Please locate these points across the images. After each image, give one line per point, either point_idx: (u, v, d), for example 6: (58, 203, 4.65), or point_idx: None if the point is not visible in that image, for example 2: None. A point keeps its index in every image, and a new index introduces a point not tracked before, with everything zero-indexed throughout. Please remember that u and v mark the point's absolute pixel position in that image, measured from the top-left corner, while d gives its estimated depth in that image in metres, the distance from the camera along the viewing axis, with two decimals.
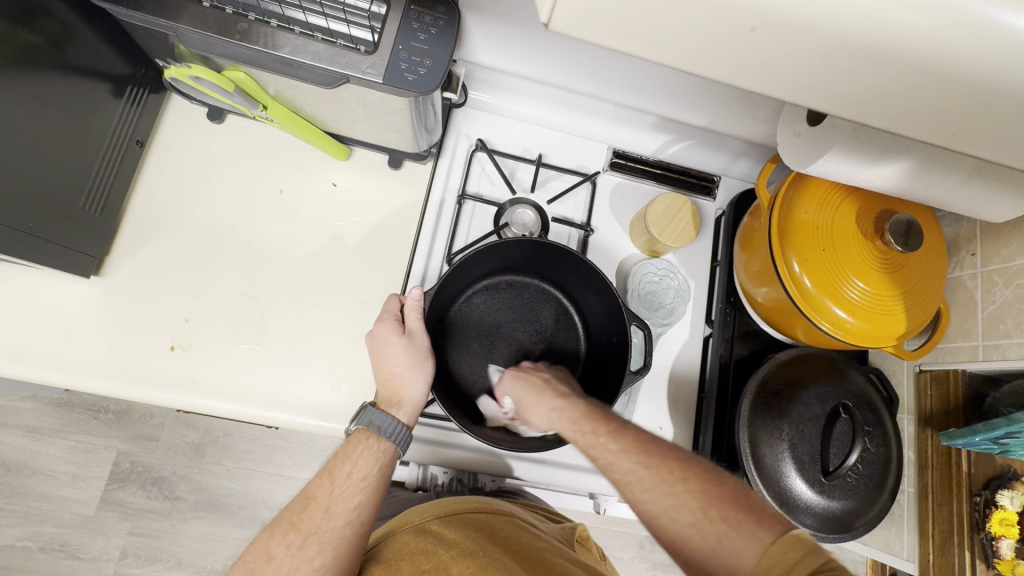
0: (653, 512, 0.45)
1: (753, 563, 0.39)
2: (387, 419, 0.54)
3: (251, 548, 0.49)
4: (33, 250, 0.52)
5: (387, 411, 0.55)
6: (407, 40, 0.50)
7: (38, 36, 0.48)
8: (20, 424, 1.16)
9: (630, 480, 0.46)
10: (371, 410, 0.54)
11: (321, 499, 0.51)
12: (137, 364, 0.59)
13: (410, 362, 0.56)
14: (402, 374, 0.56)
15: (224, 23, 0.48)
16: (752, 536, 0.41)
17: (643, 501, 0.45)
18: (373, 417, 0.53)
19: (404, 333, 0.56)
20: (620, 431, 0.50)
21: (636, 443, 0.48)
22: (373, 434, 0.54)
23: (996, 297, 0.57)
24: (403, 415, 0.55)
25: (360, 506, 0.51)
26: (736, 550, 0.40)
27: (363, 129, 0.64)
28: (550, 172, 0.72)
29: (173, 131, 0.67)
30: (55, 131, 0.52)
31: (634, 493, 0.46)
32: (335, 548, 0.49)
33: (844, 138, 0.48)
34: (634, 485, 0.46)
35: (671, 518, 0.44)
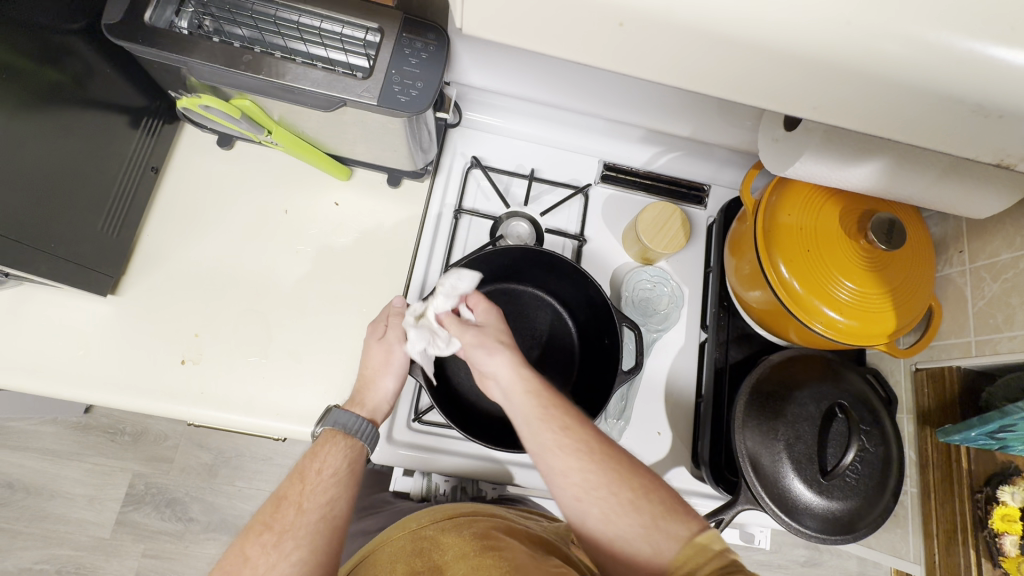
0: (591, 486, 0.48)
1: (676, 548, 0.44)
2: (357, 418, 0.56)
3: (225, 556, 0.47)
4: (54, 270, 0.56)
5: (351, 409, 0.58)
6: (400, 65, 0.53)
7: (62, 74, 0.52)
8: (40, 448, 1.19)
9: (578, 455, 0.49)
10: (338, 411, 0.56)
11: (292, 497, 0.50)
12: (149, 377, 0.62)
13: (380, 364, 0.60)
14: (371, 375, 0.60)
15: (231, 55, 0.52)
16: (672, 530, 0.45)
17: (585, 475, 0.48)
18: (338, 417, 0.56)
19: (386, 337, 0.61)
20: (565, 409, 0.52)
21: (586, 422, 0.52)
22: (341, 434, 0.56)
23: (985, 293, 0.57)
24: (367, 412, 0.58)
25: (333, 501, 0.51)
26: (668, 533, 0.45)
27: (362, 151, 0.68)
28: (543, 186, 0.75)
29: (185, 157, 0.71)
30: (77, 159, 0.56)
31: (576, 469, 0.48)
32: (312, 543, 0.47)
33: (817, 141, 0.50)
34: (583, 460, 0.49)
35: (592, 492, 0.47)
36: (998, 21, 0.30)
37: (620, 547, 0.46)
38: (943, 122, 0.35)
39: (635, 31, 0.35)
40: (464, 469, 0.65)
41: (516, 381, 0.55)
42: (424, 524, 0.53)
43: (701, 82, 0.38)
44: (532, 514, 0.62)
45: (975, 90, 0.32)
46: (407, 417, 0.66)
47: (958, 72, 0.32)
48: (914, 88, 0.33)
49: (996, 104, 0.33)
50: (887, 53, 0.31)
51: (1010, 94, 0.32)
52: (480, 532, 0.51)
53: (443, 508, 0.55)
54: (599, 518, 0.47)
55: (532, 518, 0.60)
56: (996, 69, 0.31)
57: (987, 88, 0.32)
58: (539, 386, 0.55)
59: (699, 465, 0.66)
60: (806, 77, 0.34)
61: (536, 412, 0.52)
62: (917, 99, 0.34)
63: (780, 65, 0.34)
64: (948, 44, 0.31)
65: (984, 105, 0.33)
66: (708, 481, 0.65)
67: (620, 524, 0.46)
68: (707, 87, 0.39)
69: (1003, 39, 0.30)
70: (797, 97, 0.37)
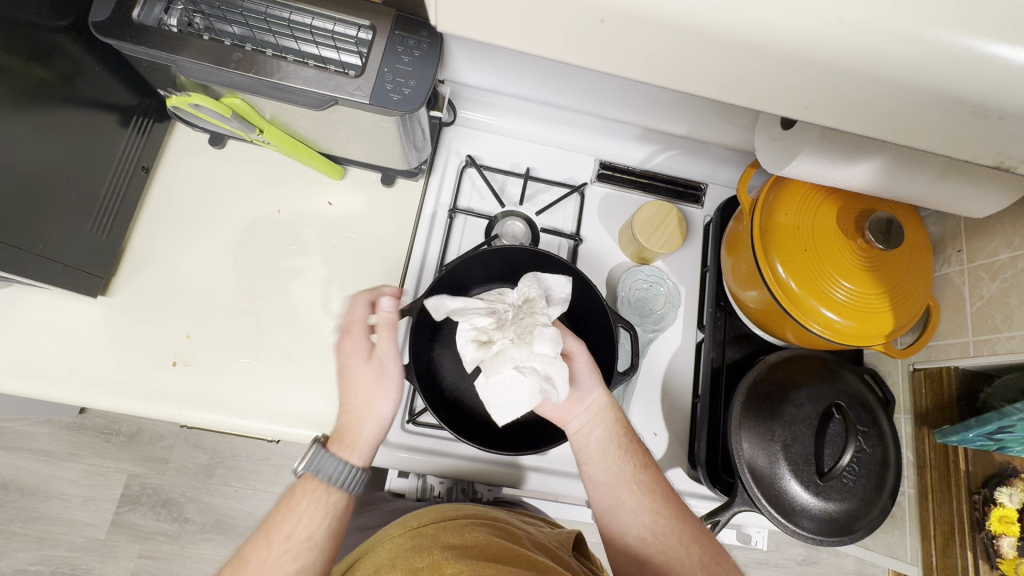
0: (656, 528, 0.53)
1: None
2: (341, 467, 0.53)
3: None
4: (43, 271, 0.55)
5: (340, 453, 0.54)
6: (392, 63, 0.52)
7: (50, 72, 0.51)
8: (35, 449, 1.18)
9: (653, 496, 0.54)
10: (321, 452, 0.54)
11: (258, 562, 0.49)
12: (140, 379, 0.61)
13: (371, 391, 0.56)
14: (359, 407, 0.56)
15: (221, 54, 0.51)
16: None
17: (656, 517, 0.53)
18: (322, 464, 0.53)
19: (372, 357, 0.57)
20: (639, 452, 0.57)
21: (656, 468, 0.57)
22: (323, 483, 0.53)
23: (983, 293, 0.57)
24: (357, 458, 0.55)
25: (300, 569, 0.50)
26: None
27: (355, 150, 0.67)
28: (539, 185, 0.74)
29: (176, 156, 0.71)
30: (66, 159, 0.55)
31: (648, 508, 0.53)
32: None
33: (813, 139, 0.49)
34: (658, 502, 0.54)
35: (654, 534, 0.52)
36: (999, 18, 0.29)
37: None
38: (943, 122, 0.35)
39: (608, 26, 0.34)
40: (459, 470, 0.64)
41: (602, 418, 0.57)
42: (423, 523, 0.52)
43: (698, 80, 0.38)
44: (529, 518, 0.62)
45: (975, 89, 0.32)
46: (401, 419, 0.65)
47: (957, 71, 0.31)
48: (913, 88, 0.32)
49: (996, 103, 0.32)
50: (885, 52, 0.31)
51: (1010, 94, 0.32)
52: (480, 536, 0.50)
53: (442, 509, 0.55)
54: (660, 561, 0.51)
55: (528, 522, 0.60)
56: (997, 67, 0.31)
57: (987, 86, 0.31)
58: (622, 423, 0.57)
59: (696, 466, 0.65)
60: (802, 75, 0.34)
61: (614, 442, 0.56)
62: (916, 99, 0.33)
63: (776, 64, 0.33)
64: (948, 42, 0.30)
65: (985, 103, 0.32)
66: (704, 482, 0.65)
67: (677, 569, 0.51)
68: (702, 85, 0.38)
69: (1004, 36, 0.29)
70: (793, 96, 0.36)
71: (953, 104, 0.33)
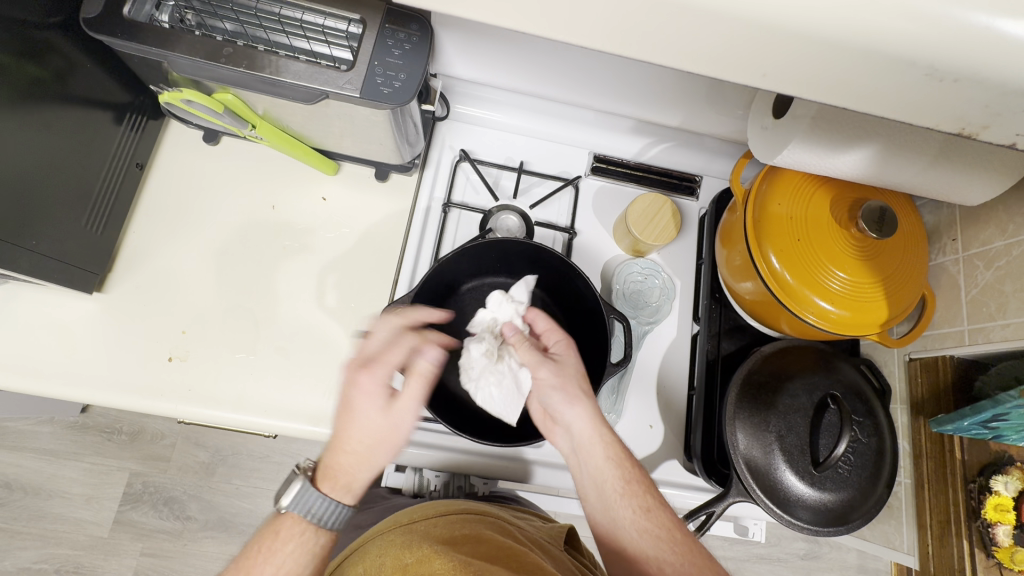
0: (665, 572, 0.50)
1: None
2: (330, 509, 0.49)
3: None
4: (38, 268, 0.55)
5: (331, 492, 0.50)
6: (382, 56, 0.52)
7: (44, 70, 0.52)
8: (37, 448, 1.19)
9: (663, 544, 0.51)
10: (311, 494, 0.48)
11: None
12: (137, 374, 0.61)
13: (381, 440, 0.50)
14: (364, 449, 0.50)
15: (211, 48, 0.51)
16: None
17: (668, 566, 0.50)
18: (312, 503, 0.48)
19: (388, 407, 0.50)
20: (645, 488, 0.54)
21: (661, 503, 0.54)
22: (311, 525, 0.49)
23: (979, 281, 0.56)
24: (350, 497, 0.50)
25: None
26: None
27: (349, 145, 0.67)
28: (533, 179, 0.74)
29: (171, 154, 0.71)
30: (59, 155, 0.55)
31: (655, 557, 0.50)
32: None
33: (804, 128, 0.49)
34: (668, 551, 0.50)
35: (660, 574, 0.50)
36: None
37: None
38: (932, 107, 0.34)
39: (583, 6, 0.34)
40: (454, 464, 0.64)
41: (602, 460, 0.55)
42: (414, 519, 0.52)
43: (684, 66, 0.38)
44: (524, 513, 0.62)
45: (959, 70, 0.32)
46: None
47: None
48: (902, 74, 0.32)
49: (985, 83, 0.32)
50: None
51: None
52: (469, 535, 0.50)
53: (434, 505, 0.55)
54: None
55: (522, 518, 0.59)
56: None
57: None
58: (622, 461, 0.55)
59: (691, 458, 0.65)
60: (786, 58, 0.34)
61: (612, 476, 0.54)
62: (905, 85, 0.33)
63: (760, 57, 0.33)
64: None
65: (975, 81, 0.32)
66: (700, 474, 0.65)
67: None
68: None
69: None
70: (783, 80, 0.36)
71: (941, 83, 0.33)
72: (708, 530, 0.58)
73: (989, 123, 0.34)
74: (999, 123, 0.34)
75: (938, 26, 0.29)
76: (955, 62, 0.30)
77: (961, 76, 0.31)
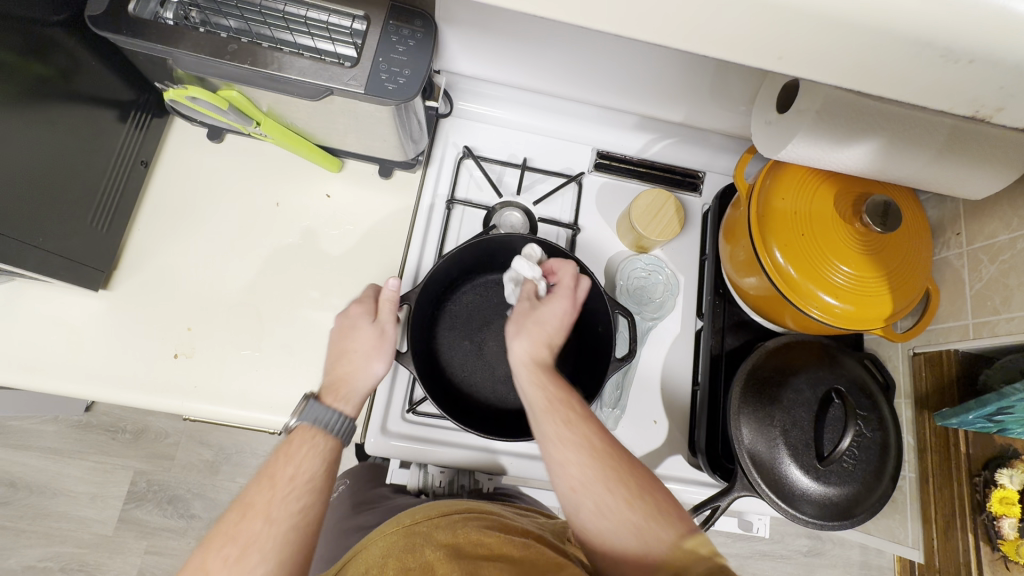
0: (590, 482, 0.48)
1: (659, 548, 0.45)
2: (332, 412, 0.52)
3: (185, 566, 0.44)
4: (45, 265, 0.55)
5: (333, 403, 0.54)
6: (386, 52, 0.52)
7: (50, 68, 0.52)
8: (42, 446, 1.19)
9: (582, 445, 0.49)
10: (315, 404, 0.52)
11: (259, 507, 0.45)
12: (143, 371, 0.62)
13: (370, 350, 0.57)
14: (357, 361, 0.57)
15: (217, 45, 0.51)
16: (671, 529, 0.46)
17: (582, 467, 0.48)
18: (317, 411, 0.52)
19: (375, 322, 0.59)
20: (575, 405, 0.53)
21: (588, 417, 0.52)
22: (318, 432, 0.52)
23: (983, 275, 0.56)
24: (347, 408, 0.55)
25: (305, 510, 0.47)
26: (658, 538, 0.46)
27: (352, 142, 0.67)
28: (536, 175, 0.74)
29: (175, 151, 0.71)
30: (64, 152, 0.55)
31: (577, 466, 0.49)
32: (279, 558, 0.44)
33: (809, 122, 0.49)
34: (589, 458, 0.49)
35: (583, 486, 0.48)
36: None
37: (610, 541, 0.47)
38: (936, 95, 0.34)
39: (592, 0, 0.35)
40: (459, 460, 0.65)
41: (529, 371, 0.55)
42: (416, 520, 0.52)
43: None
44: (525, 510, 0.62)
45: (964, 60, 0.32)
46: (402, 408, 0.66)
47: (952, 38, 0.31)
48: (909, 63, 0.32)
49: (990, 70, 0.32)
50: None
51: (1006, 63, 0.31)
52: (472, 536, 0.50)
53: (439, 505, 0.54)
54: (593, 516, 0.47)
55: (525, 515, 0.60)
56: None
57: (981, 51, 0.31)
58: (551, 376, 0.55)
59: (696, 453, 0.65)
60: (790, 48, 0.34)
61: (539, 398, 0.53)
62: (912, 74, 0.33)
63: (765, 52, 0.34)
64: None
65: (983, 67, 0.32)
66: (705, 469, 0.65)
67: (613, 522, 0.47)
68: None
69: None
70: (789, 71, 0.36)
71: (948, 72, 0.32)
72: (714, 524, 0.58)
73: (1003, 104, 0.34)
74: (1003, 109, 0.34)
75: (945, 14, 0.29)
76: (960, 51, 0.30)
77: (966, 65, 0.31)
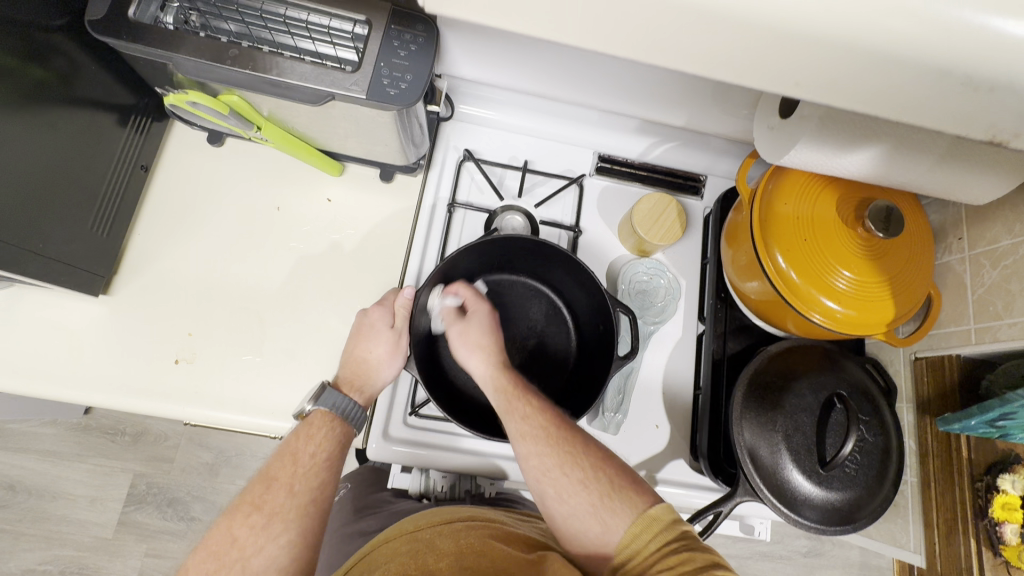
0: (548, 470, 0.51)
1: (619, 525, 0.48)
2: (351, 402, 0.56)
3: (210, 534, 0.47)
4: (45, 270, 0.55)
5: (347, 393, 0.57)
6: (388, 57, 0.52)
7: (50, 72, 0.52)
8: (41, 450, 1.19)
9: (541, 434, 0.53)
10: (334, 392, 0.55)
11: (284, 480, 0.50)
12: (144, 376, 0.61)
13: (386, 352, 0.59)
14: (373, 362, 0.59)
15: (218, 50, 0.51)
16: (631, 503, 0.50)
17: (542, 457, 0.52)
18: (336, 400, 0.55)
19: (394, 327, 0.60)
20: (532, 397, 0.57)
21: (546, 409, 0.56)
22: (336, 418, 0.55)
23: (985, 280, 0.56)
24: (362, 399, 0.58)
25: (324, 486, 0.51)
26: (618, 511, 0.49)
27: (354, 145, 0.67)
28: (537, 178, 0.74)
29: (175, 155, 0.71)
30: (64, 156, 0.55)
31: (535, 456, 0.52)
32: (300, 528, 0.48)
33: (813, 127, 0.49)
34: (545, 446, 0.52)
35: (543, 473, 0.51)
36: None
37: (572, 525, 0.50)
38: (944, 104, 0.34)
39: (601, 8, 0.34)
40: (460, 464, 0.64)
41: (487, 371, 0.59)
42: (420, 526, 0.52)
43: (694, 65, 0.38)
44: (530, 517, 0.62)
45: (968, 67, 0.31)
46: (404, 412, 0.66)
47: (959, 48, 0.30)
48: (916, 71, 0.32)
49: (999, 79, 0.32)
50: (880, 34, 0.31)
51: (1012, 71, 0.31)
52: (475, 543, 0.50)
53: (442, 511, 0.55)
54: (556, 499, 0.51)
55: (528, 521, 0.60)
56: (996, 46, 0.30)
57: (988, 60, 0.31)
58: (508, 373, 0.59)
59: (698, 457, 0.65)
60: (796, 56, 0.34)
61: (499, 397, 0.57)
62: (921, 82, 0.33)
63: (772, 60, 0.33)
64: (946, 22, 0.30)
65: (985, 75, 0.32)
66: (707, 473, 0.65)
67: (573, 503, 0.50)
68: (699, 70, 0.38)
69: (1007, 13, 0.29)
70: (794, 78, 0.36)
71: (953, 78, 0.32)
72: (717, 530, 0.58)
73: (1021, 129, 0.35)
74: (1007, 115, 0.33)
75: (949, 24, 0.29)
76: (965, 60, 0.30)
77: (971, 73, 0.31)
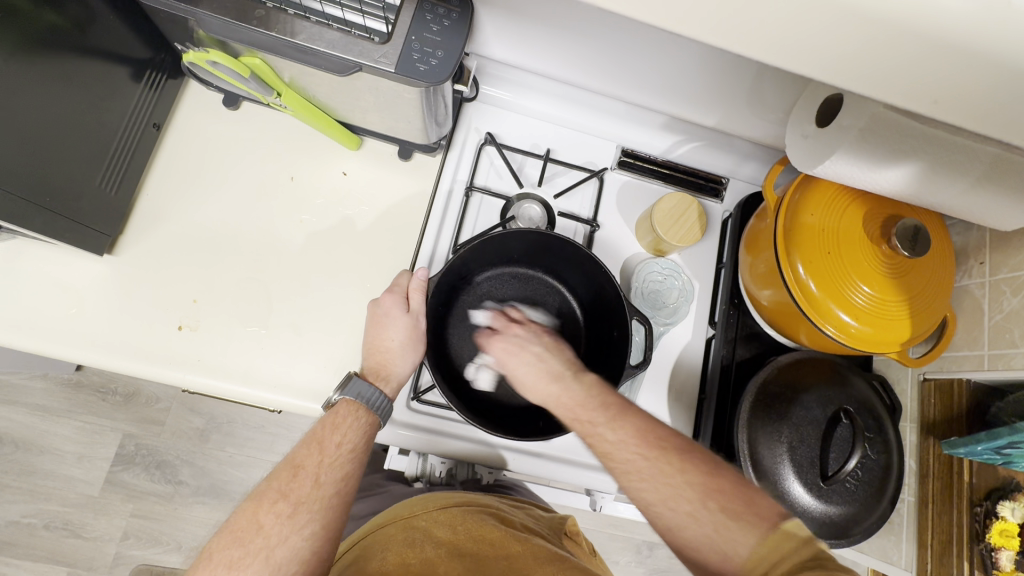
0: (660, 496, 0.44)
1: (755, 543, 0.40)
2: (376, 392, 0.54)
3: (234, 517, 0.47)
4: (50, 226, 0.53)
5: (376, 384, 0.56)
6: (420, 31, 0.50)
7: (63, 18, 0.49)
8: (30, 403, 1.18)
9: (654, 461, 0.46)
10: (360, 381, 0.54)
11: (310, 468, 0.49)
12: (145, 341, 0.60)
13: (406, 340, 0.58)
14: (395, 349, 0.58)
15: (243, 9, 0.48)
16: (753, 527, 0.41)
17: (665, 486, 0.45)
18: (361, 389, 0.54)
19: (409, 311, 0.59)
20: (626, 417, 0.49)
21: (642, 426, 0.48)
22: (361, 407, 0.54)
23: (1003, 307, 0.56)
24: (390, 390, 0.57)
25: (348, 477, 0.50)
26: (746, 538, 0.41)
27: (374, 120, 0.65)
28: (558, 168, 0.72)
29: (189, 114, 0.69)
30: (73, 108, 0.53)
31: (647, 483, 0.45)
32: (325, 518, 0.48)
33: (850, 140, 0.47)
34: (648, 473, 0.45)
35: (667, 506, 0.44)
36: None
37: (699, 554, 0.42)
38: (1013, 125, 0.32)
39: None
40: (461, 452, 0.64)
41: (579, 396, 0.53)
42: (415, 513, 0.52)
43: None
44: (521, 502, 0.62)
45: None
46: (407, 397, 0.64)
47: None
48: (989, 90, 0.31)
49: None
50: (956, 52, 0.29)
51: None
52: (484, 528, 0.50)
53: (447, 496, 0.55)
54: (676, 530, 0.44)
55: (520, 507, 0.59)
56: None
57: None
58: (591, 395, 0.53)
59: None
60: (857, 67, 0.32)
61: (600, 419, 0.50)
62: (992, 105, 0.31)
63: (836, 72, 0.32)
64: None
65: None
66: None
67: (697, 532, 0.43)
68: None
69: None
70: None
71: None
72: None
73: None
74: None
75: None
76: None
77: None
